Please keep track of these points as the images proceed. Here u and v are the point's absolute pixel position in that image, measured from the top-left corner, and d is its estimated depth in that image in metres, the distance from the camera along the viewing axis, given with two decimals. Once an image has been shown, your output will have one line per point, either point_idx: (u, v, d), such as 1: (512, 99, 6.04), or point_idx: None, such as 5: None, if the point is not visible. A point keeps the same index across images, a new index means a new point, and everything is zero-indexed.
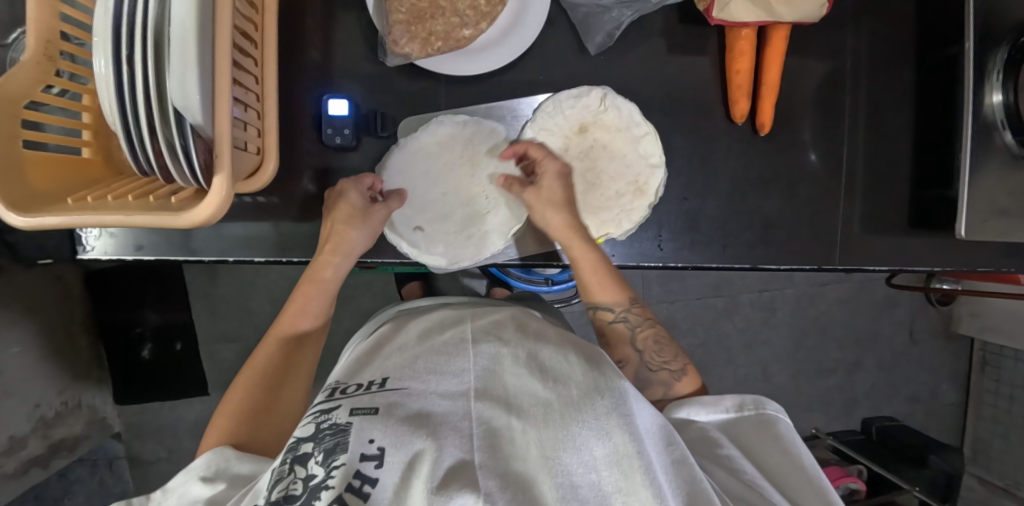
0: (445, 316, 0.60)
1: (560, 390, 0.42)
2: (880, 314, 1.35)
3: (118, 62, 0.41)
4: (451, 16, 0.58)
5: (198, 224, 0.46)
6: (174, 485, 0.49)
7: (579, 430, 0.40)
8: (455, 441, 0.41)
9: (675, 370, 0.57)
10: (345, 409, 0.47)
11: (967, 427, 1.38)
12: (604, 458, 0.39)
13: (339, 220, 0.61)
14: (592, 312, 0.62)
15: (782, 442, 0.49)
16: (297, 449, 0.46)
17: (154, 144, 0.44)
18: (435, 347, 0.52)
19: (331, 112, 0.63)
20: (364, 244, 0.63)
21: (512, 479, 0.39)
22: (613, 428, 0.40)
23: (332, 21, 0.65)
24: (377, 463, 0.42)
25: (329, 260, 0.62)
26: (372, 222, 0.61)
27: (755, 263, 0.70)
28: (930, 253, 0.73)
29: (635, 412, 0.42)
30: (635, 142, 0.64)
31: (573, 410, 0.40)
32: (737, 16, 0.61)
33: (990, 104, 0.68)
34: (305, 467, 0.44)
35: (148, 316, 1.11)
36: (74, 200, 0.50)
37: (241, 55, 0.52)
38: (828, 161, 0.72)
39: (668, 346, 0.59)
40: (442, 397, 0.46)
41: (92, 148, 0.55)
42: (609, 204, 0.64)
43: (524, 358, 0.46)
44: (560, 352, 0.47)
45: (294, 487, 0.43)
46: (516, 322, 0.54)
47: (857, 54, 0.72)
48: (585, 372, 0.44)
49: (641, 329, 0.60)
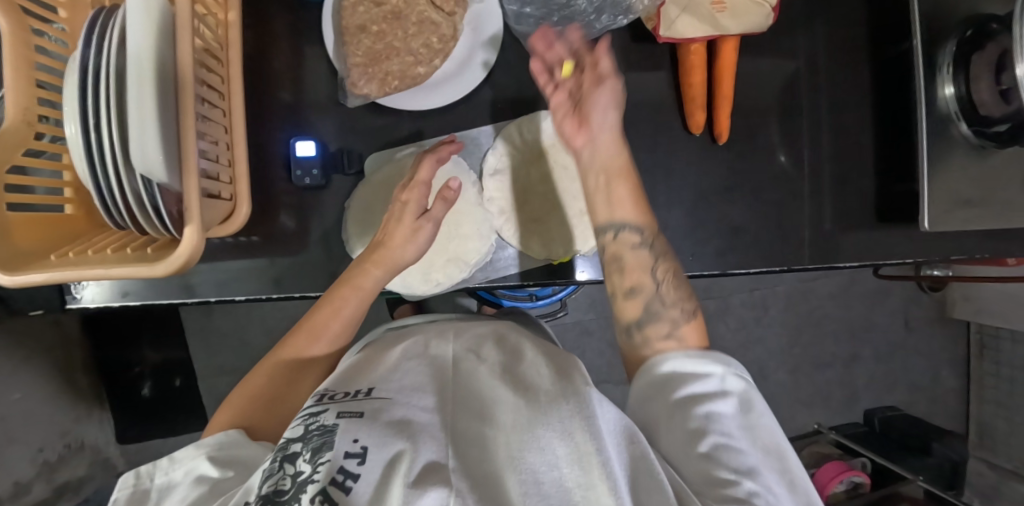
0: (430, 331, 0.61)
1: (527, 399, 0.46)
2: (873, 305, 1.36)
3: (86, 126, 0.43)
4: (405, 56, 0.64)
5: (175, 271, 0.48)
6: (184, 456, 0.49)
7: (544, 432, 0.42)
8: (432, 445, 0.43)
9: (685, 311, 0.56)
10: (333, 412, 0.47)
11: (971, 412, 1.38)
12: (567, 457, 0.41)
13: (393, 224, 0.64)
14: (618, 236, 0.58)
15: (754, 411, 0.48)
16: (285, 448, 0.44)
17: (124, 201, 0.46)
18: (418, 363, 0.54)
19: (299, 154, 0.66)
20: (409, 257, 0.64)
21: (482, 477, 0.41)
22: (576, 430, 0.42)
23: (299, 66, 0.68)
24: (360, 460, 0.41)
25: (371, 271, 0.62)
26: (419, 240, 0.64)
27: (724, 269, 0.72)
28: (901, 246, 0.74)
29: (600, 414, 0.44)
30: None
31: (538, 413, 0.44)
32: (684, 32, 0.64)
33: (943, 97, 0.69)
34: (293, 465, 0.43)
35: (147, 354, 1.17)
36: (58, 256, 0.52)
37: (209, 108, 0.55)
38: (790, 163, 0.74)
39: (683, 286, 0.58)
40: (422, 409, 0.47)
41: (75, 204, 0.57)
42: (574, 220, 0.69)
43: (498, 375, 0.50)
44: (533, 369, 0.50)
45: (283, 482, 0.41)
46: (496, 340, 0.57)
47: (812, 57, 0.74)
48: (552, 383, 0.47)
49: (660, 265, 0.58)
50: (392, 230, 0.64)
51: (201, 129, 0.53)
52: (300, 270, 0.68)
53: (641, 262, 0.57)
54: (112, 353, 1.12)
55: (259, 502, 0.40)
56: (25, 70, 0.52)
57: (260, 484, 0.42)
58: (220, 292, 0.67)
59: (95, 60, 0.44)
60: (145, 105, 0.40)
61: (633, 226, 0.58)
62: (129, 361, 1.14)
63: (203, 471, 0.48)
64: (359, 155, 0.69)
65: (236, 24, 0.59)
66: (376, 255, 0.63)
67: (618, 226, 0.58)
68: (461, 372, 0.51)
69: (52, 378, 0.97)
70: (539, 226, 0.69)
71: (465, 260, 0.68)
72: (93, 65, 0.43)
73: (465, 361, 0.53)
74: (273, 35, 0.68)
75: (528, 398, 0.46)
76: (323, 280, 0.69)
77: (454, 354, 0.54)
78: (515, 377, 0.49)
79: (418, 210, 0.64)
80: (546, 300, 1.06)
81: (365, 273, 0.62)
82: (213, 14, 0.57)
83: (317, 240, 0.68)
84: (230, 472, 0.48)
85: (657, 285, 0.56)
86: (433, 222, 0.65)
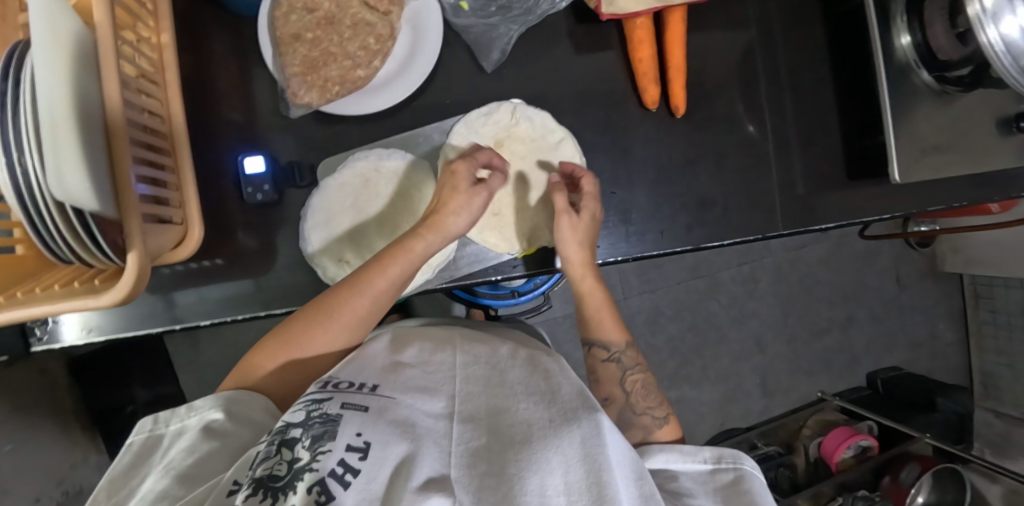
0: (435, 338, 0.58)
1: (537, 421, 0.45)
2: (863, 266, 1.34)
3: (10, 165, 0.42)
4: (343, 61, 0.62)
5: (121, 301, 0.46)
6: (201, 405, 0.50)
7: (554, 456, 0.42)
8: (435, 455, 0.41)
9: (658, 416, 0.58)
10: (337, 401, 0.44)
11: (973, 362, 1.37)
12: (575, 484, 0.41)
13: (447, 201, 0.62)
14: (589, 349, 0.64)
15: (756, 502, 0.46)
16: (284, 433, 0.42)
17: (59, 235, 0.45)
18: (424, 366, 0.51)
19: (248, 171, 0.65)
20: (461, 228, 0.63)
21: (487, 489, 0.39)
22: (582, 458, 0.42)
23: (247, 83, 0.68)
24: (362, 455, 0.39)
25: (424, 236, 0.60)
26: (474, 208, 0.62)
27: (696, 243, 0.70)
28: (876, 202, 0.72)
29: (609, 444, 0.44)
30: (555, 148, 0.68)
31: (549, 437, 0.43)
32: (627, 7, 0.63)
33: (901, 47, 0.67)
34: (291, 451, 0.40)
35: (137, 392, 1.14)
36: (6, 296, 0.51)
37: (149, 135, 0.54)
38: (752, 129, 0.72)
39: (654, 391, 0.60)
40: (427, 413, 0.44)
41: (26, 244, 0.54)
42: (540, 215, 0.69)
43: (508, 390, 0.48)
44: (544, 385, 0.49)
45: (279, 467, 0.39)
46: (506, 352, 0.55)
47: (763, 19, 0.73)
48: (561, 405, 0.46)
49: (631, 372, 0.61)
50: (447, 200, 0.62)
51: (143, 155, 0.52)
52: (265, 288, 0.67)
53: (609, 373, 0.61)
54: (101, 395, 1.07)
55: (253, 486, 0.38)
56: None
57: (255, 467, 0.40)
58: (186, 319, 0.66)
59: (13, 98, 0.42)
60: (59, 132, 0.38)
61: (605, 342, 0.63)
62: (118, 403, 1.09)
63: (215, 420, 0.49)
64: (310, 166, 0.68)
65: (171, 46, 0.57)
66: (432, 218, 0.61)
67: (590, 343, 0.64)
68: (471, 379, 0.49)
69: (41, 426, 0.96)
70: (500, 222, 0.68)
71: (427, 262, 0.67)
72: (11, 96, 0.43)
73: (475, 368, 0.51)
74: (214, 54, 0.67)
75: (539, 419, 0.45)
76: (289, 296, 0.67)
77: (462, 361, 0.52)
78: (527, 393, 0.48)
79: (473, 183, 0.63)
80: (529, 295, 1.02)
81: (418, 238, 0.60)
82: (146, 38, 0.55)
83: (280, 257, 0.67)
84: (237, 429, 0.49)
85: (624, 396, 0.59)
86: (487, 188, 0.63)
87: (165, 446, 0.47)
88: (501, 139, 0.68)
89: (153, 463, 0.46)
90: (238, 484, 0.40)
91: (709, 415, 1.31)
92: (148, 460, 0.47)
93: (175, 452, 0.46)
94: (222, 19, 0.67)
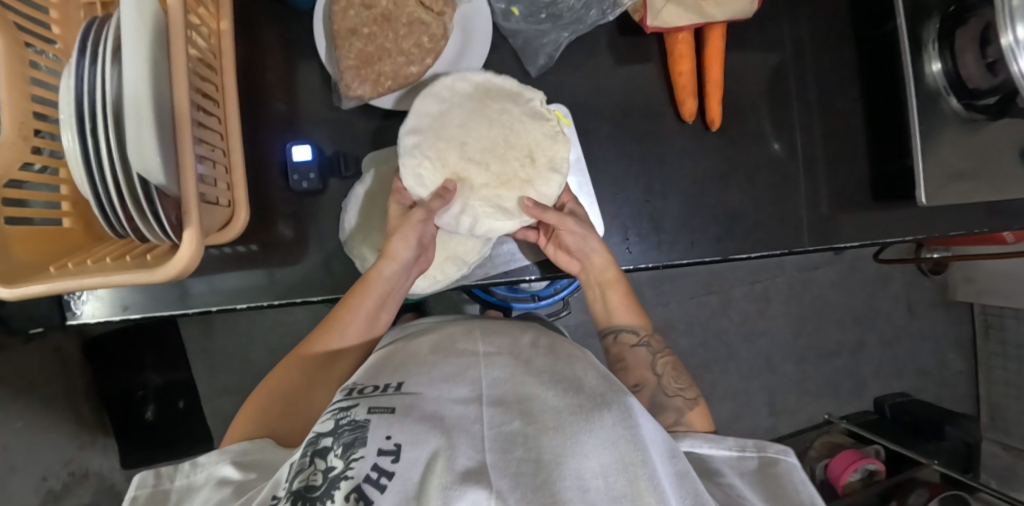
0: (454, 329, 0.57)
1: (568, 408, 0.42)
2: (875, 291, 1.35)
3: (82, 140, 0.44)
4: (397, 57, 0.65)
5: (174, 277, 0.47)
6: (207, 461, 0.49)
7: (587, 439, 0.40)
8: (468, 445, 0.40)
9: (688, 399, 0.60)
10: (364, 407, 0.44)
11: (982, 393, 1.37)
12: (611, 466, 0.40)
13: (394, 225, 0.62)
14: (618, 336, 0.66)
15: (787, 486, 0.47)
16: (316, 443, 0.43)
17: (124, 208, 0.46)
18: (446, 356, 0.50)
19: (296, 159, 0.67)
20: (410, 252, 0.62)
21: (522, 477, 0.38)
22: (620, 439, 0.41)
23: (295, 75, 0.69)
24: (395, 457, 0.39)
25: (383, 266, 0.62)
26: (410, 228, 0.61)
27: (724, 255, 0.72)
28: (900, 225, 0.74)
29: (641, 426, 0.43)
30: (434, 96, 0.64)
31: (582, 419, 0.41)
32: (671, 21, 0.66)
33: (931, 73, 0.69)
34: (324, 460, 0.41)
35: (149, 377, 1.16)
36: (57, 267, 0.51)
37: (205, 116, 0.55)
38: (785, 146, 0.74)
39: (682, 376, 0.63)
40: (454, 403, 0.44)
41: (73, 218, 0.55)
42: (532, 133, 0.63)
43: (535, 372, 0.47)
44: (570, 367, 0.48)
45: (314, 477, 0.40)
46: (528, 342, 0.54)
47: (799, 41, 0.75)
48: (590, 385, 0.45)
49: (660, 355, 0.64)
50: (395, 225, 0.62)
51: (198, 134, 0.53)
52: (301, 276, 0.68)
53: (640, 357, 0.64)
54: (111, 379, 1.11)
55: (291, 498, 0.39)
56: (20, 85, 0.52)
57: (291, 479, 0.41)
58: (220, 302, 0.67)
59: (86, 71, 0.44)
60: (141, 101, 0.40)
61: (631, 326, 0.66)
62: (131, 386, 1.13)
63: (226, 473, 0.48)
64: (354, 159, 0.69)
65: (229, 33, 0.59)
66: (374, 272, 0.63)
67: (616, 329, 0.66)
68: (497, 367, 0.48)
69: (53, 404, 0.96)
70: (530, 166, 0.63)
71: (463, 259, 0.68)
72: (85, 71, 0.44)
73: (500, 358, 0.49)
74: (265, 45, 0.69)
75: (571, 407, 0.42)
76: (324, 285, 0.68)
77: (486, 351, 0.50)
78: (554, 378, 0.46)
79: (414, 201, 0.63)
80: (548, 300, 1.03)
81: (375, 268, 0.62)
82: (207, 25, 0.58)
83: (319, 246, 0.68)
84: (250, 474, 0.48)
85: (657, 378, 0.61)
86: (421, 207, 0.60)
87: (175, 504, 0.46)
88: (460, 167, 0.62)
89: None
90: (277, 497, 0.41)
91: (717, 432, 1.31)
92: None
93: None
94: (276, 12, 0.69)
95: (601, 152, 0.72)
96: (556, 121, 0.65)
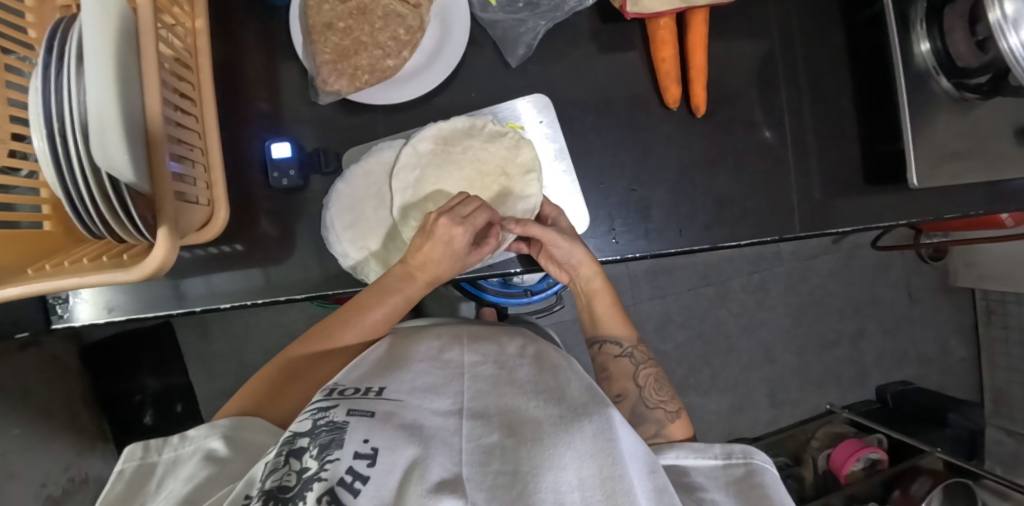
0: (441, 334, 0.56)
1: (549, 418, 0.43)
2: (875, 279, 1.34)
3: (52, 142, 0.44)
4: (373, 50, 0.64)
5: (149, 277, 0.46)
6: (195, 436, 0.48)
7: (566, 452, 0.40)
8: (445, 456, 0.40)
9: (670, 410, 0.59)
10: (343, 408, 0.43)
11: (985, 379, 1.36)
12: (589, 480, 0.40)
13: (434, 255, 0.60)
14: (602, 347, 0.65)
15: (769, 496, 0.46)
16: (292, 443, 0.41)
17: (97, 210, 0.46)
18: (430, 364, 0.49)
19: (275, 156, 0.66)
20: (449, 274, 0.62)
21: (498, 490, 0.38)
22: (599, 451, 0.41)
23: (275, 72, 0.69)
24: (371, 462, 0.38)
25: (416, 279, 0.61)
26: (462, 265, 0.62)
27: (714, 243, 0.71)
28: (894, 208, 0.73)
29: (621, 437, 0.43)
30: (401, 168, 0.67)
31: (562, 434, 0.41)
32: (650, 7, 0.64)
33: (919, 53, 0.67)
34: (299, 460, 0.39)
35: (147, 382, 1.16)
36: (35, 270, 0.51)
37: (182, 115, 0.55)
38: (774, 131, 0.73)
39: (665, 387, 0.62)
40: (434, 413, 0.43)
41: (53, 221, 0.55)
42: (493, 154, 0.68)
43: (517, 385, 0.47)
44: (552, 379, 0.48)
45: (287, 478, 0.38)
46: (514, 349, 0.53)
47: (785, 25, 0.74)
48: (571, 398, 0.45)
49: (644, 366, 0.63)
50: (433, 255, 0.60)
51: (175, 135, 0.53)
52: (285, 275, 0.68)
53: (623, 368, 0.63)
54: (110, 383, 1.10)
55: (263, 498, 0.37)
56: None
57: (263, 478, 0.39)
58: (205, 302, 0.67)
59: (55, 72, 0.44)
60: (106, 101, 0.39)
61: (616, 338, 0.65)
62: (130, 391, 1.13)
63: (214, 451, 0.47)
64: (335, 154, 0.69)
65: (204, 30, 0.59)
66: (420, 266, 0.60)
67: (600, 340, 0.66)
68: (479, 379, 0.47)
69: (51, 410, 0.96)
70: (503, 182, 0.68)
71: None
72: (53, 71, 0.44)
73: (484, 368, 0.49)
74: (244, 44, 0.69)
75: (551, 417, 0.43)
76: (309, 283, 0.68)
77: (471, 360, 0.50)
78: (536, 391, 0.46)
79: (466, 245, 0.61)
80: (542, 295, 1.03)
81: (411, 281, 0.61)
82: (181, 22, 0.57)
83: (303, 244, 0.68)
84: (237, 456, 0.47)
85: (638, 390, 0.60)
86: (477, 253, 0.63)
87: (160, 478, 0.45)
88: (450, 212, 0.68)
89: (149, 496, 0.45)
90: (250, 496, 0.39)
91: (719, 424, 1.30)
92: (144, 491, 0.45)
93: (173, 484, 0.44)
94: (254, 10, 0.68)
95: (586, 142, 0.71)
96: (512, 132, 0.68)
